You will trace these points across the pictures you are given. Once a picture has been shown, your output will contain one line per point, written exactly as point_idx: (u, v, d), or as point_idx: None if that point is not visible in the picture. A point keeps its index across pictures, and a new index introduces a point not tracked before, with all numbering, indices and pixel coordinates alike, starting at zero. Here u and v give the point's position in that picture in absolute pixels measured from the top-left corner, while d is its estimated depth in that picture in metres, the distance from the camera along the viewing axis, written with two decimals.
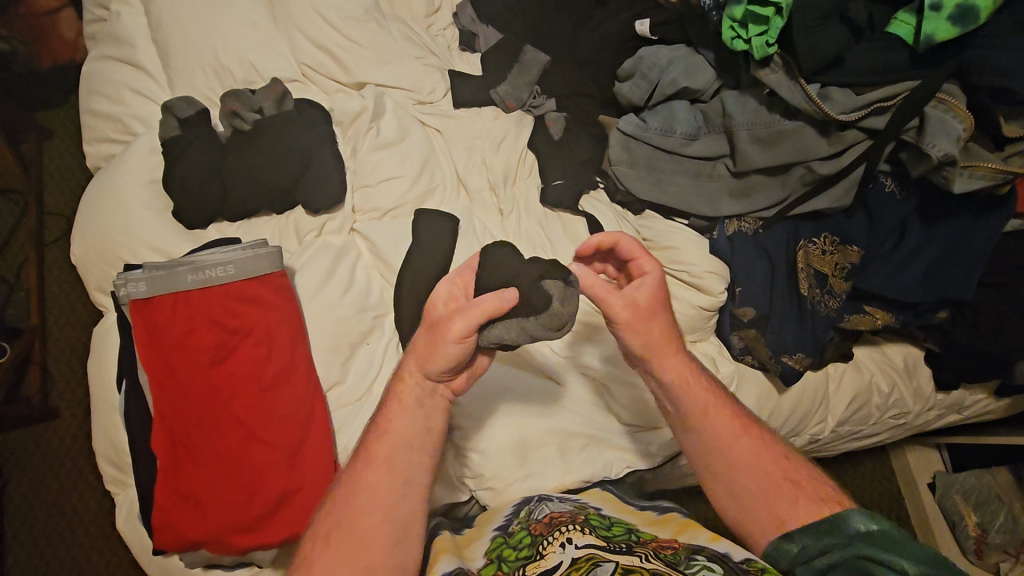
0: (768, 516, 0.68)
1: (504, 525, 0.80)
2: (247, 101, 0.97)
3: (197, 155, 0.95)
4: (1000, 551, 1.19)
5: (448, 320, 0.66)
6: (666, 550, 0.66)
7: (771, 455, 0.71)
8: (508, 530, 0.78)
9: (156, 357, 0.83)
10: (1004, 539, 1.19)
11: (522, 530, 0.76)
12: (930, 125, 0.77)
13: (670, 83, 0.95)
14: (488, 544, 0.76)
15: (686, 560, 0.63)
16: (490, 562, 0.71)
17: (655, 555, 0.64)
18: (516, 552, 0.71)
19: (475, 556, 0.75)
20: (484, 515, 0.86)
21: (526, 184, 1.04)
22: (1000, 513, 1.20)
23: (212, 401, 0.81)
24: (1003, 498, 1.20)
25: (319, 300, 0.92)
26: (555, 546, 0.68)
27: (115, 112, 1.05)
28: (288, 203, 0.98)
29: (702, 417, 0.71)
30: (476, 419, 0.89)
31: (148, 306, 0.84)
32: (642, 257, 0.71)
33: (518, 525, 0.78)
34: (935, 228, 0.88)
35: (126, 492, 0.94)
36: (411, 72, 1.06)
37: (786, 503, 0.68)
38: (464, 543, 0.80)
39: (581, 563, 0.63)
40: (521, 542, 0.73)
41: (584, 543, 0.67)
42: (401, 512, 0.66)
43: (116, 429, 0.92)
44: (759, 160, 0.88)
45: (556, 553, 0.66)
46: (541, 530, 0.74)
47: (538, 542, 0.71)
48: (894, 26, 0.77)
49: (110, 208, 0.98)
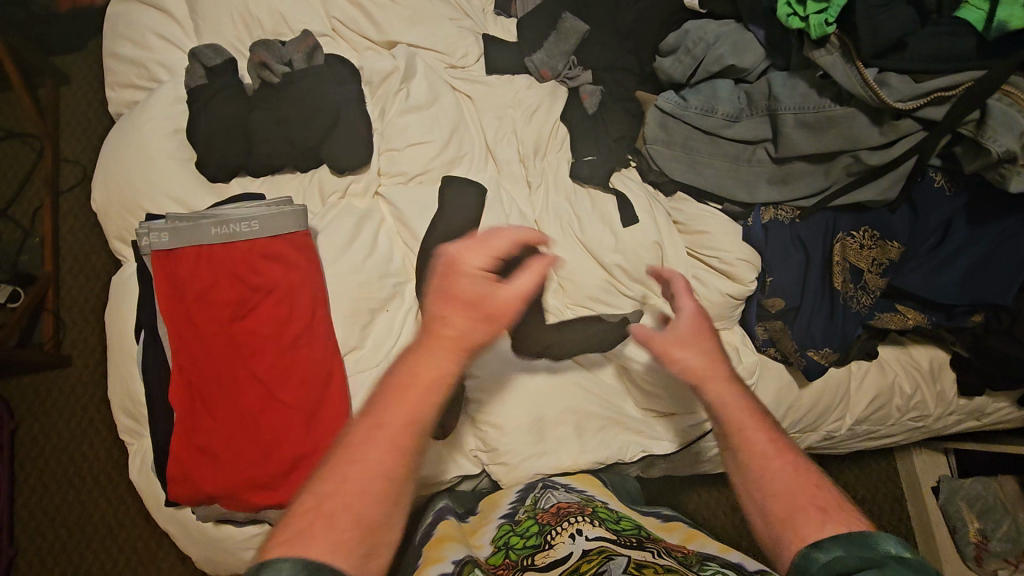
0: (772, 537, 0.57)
1: (510, 513, 0.80)
2: (278, 53, 0.94)
3: (222, 106, 0.93)
4: (1000, 559, 1.20)
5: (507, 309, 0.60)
6: (677, 551, 0.65)
7: (802, 480, 0.59)
8: (514, 518, 0.78)
9: (177, 308, 0.80)
10: (1005, 547, 1.20)
11: (529, 519, 0.75)
12: (993, 118, 0.71)
13: (716, 59, 0.91)
14: (494, 533, 0.76)
15: (700, 565, 0.62)
16: (498, 551, 0.71)
17: (667, 554, 0.63)
18: (524, 540, 0.71)
19: (480, 546, 0.74)
20: (490, 499, 0.87)
21: (556, 158, 1.03)
22: (1006, 521, 1.21)
23: (232, 358, 0.79)
24: (1009, 508, 1.22)
25: (342, 262, 0.91)
26: (565, 537, 0.67)
27: (139, 57, 1.02)
28: (314, 162, 0.96)
29: (737, 427, 0.63)
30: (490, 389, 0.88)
31: (169, 258, 0.81)
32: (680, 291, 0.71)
33: (524, 514, 0.78)
34: (982, 228, 0.84)
35: (140, 443, 0.93)
36: (444, 35, 1.04)
37: (807, 524, 0.56)
38: (470, 531, 0.80)
39: (591, 555, 0.61)
40: (528, 530, 0.73)
41: (595, 534, 0.66)
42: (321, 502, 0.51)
43: (130, 382, 0.90)
44: (805, 146, 0.84)
45: (567, 544, 0.65)
46: (549, 519, 0.73)
47: (546, 531, 0.70)
48: (965, 11, 0.71)
49: (132, 155, 0.96)
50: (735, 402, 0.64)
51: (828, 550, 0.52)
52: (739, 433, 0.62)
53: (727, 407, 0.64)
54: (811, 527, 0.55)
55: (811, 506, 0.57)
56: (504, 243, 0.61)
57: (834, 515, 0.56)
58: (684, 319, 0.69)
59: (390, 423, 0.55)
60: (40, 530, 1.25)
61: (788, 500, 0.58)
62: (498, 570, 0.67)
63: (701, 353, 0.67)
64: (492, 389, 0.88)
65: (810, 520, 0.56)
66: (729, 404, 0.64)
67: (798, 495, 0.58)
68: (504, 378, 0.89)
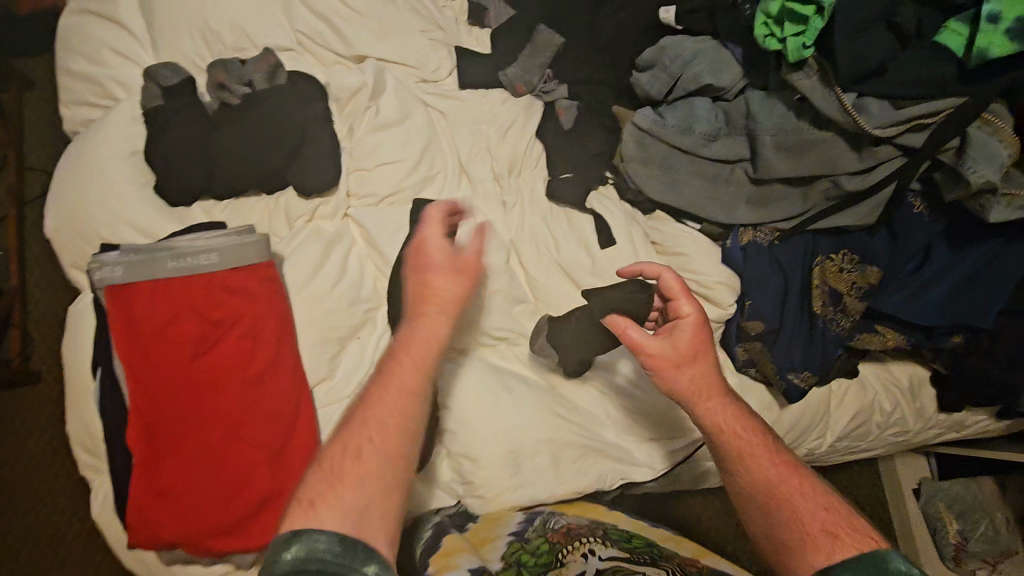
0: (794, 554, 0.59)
1: (519, 531, 0.80)
2: (234, 72, 0.91)
3: (182, 128, 0.89)
4: (978, 559, 1.22)
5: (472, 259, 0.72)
6: (690, 566, 0.70)
7: (804, 504, 0.62)
8: (523, 536, 0.78)
9: (132, 345, 0.76)
10: (982, 547, 1.22)
11: (539, 538, 0.76)
12: (973, 146, 0.69)
13: (692, 78, 0.89)
14: (505, 549, 0.75)
15: None
16: (509, 566, 0.71)
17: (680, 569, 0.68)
18: (535, 558, 0.72)
19: (490, 558, 0.73)
20: (487, 517, 0.85)
21: (533, 175, 1.00)
22: (984, 523, 1.23)
23: (194, 396, 0.76)
24: (987, 508, 1.24)
25: (311, 290, 0.89)
26: (578, 556, 0.71)
27: (94, 73, 0.97)
28: (278, 184, 0.92)
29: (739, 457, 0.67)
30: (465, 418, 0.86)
31: (124, 293, 0.77)
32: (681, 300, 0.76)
33: (535, 533, 0.78)
34: (961, 252, 0.83)
35: (101, 480, 0.89)
36: (415, 48, 1.01)
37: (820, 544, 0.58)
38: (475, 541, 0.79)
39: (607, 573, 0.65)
40: (540, 549, 0.74)
41: (608, 555, 0.70)
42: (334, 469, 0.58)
43: (91, 417, 0.87)
44: (783, 169, 0.82)
45: (580, 563, 0.69)
46: (559, 539, 0.76)
47: (557, 550, 0.73)
48: (945, 37, 0.68)
49: (88, 179, 0.92)
50: (743, 440, 0.68)
51: None
52: (740, 457, 0.67)
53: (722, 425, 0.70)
54: (810, 549, 0.58)
55: (816, 531, 0.59)
56: (442, 210, 0.76)
57: (839, 534, 0.58)
58: (680, 333, 0.74)
59: (407, 382, 0.64)
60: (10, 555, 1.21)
61: (800, 528, 0.60)
62: None
63: (692, 375, 0.73)
64: (465, 419, 0.86)
65: (807, 540, 0.59)
66: (722, 424, 0.70)
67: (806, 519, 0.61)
68: (479, 405, 0.87)
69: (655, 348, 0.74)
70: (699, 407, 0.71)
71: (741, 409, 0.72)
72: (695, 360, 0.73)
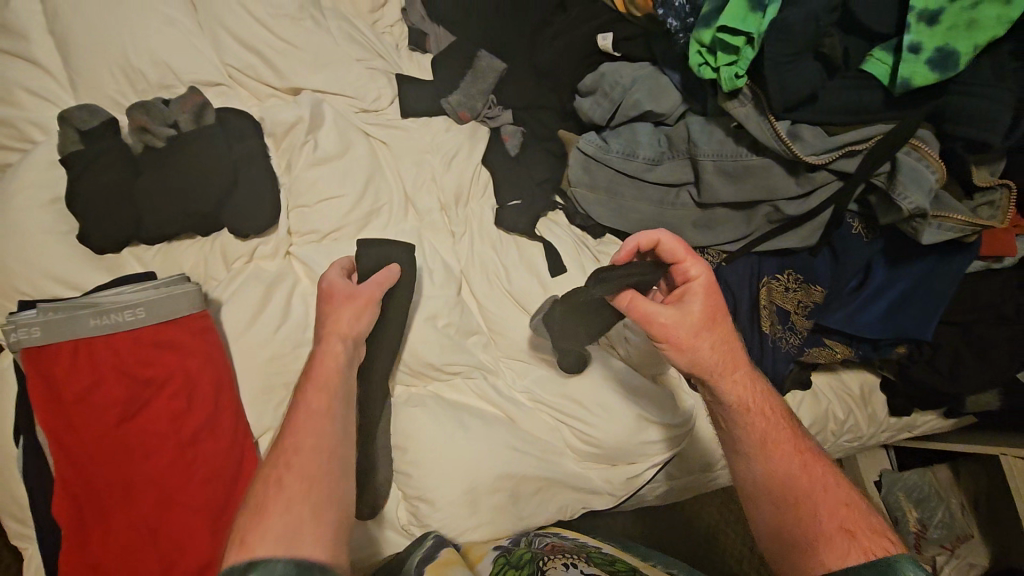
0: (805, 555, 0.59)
1: (507, 545, 0.84)
2: (158, 115, 0.86)
3: (103, 173, 0.84)
4: (937, 545, 1.24)
5: (366, 293, 0.78)
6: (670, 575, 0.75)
7: (824, 500, 0.61)
8: (510, 549, 0.83)
9: (54, 413, 0.71)
10: (941, 533, 1.24)
11: (525, 550, 0.82)
12: (901, 172, 0.70)
13: (632, 104, 0.88)
14: (491, 562, 0.79)
15: None
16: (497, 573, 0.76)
17: None
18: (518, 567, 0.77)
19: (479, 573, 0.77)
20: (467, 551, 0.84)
21: (481, 204, 0.99)
22: (940, 508, 1.25)
23: (125, 462, 0.72)
24: (942, 496, 1.27)
25: (249, 338, 0.84)
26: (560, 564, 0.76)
27: (6, 115, 0.91)
28: (214, 226, 0.88)
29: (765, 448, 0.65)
30: (419, 458, 0.84)
31: (43, 356, 0.72)
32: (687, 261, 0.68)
33: (521, 546, 0.83)
34: (899, 268, 0.85)
35: (30, 551, 0.84)
36: (353, 78, 0.98)
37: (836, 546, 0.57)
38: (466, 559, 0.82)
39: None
40: (523, 558, 0.80)
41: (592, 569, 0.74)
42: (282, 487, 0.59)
43: (16, 485, 0.81)
44: (726, 194, 0.82)
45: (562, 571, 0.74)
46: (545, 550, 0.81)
47: (539, 558, 0.78)
48: (871, 65, 0.68)
49: (2, 229, 0.86)
50: (763, 425, 0.66)
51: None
52: (764, 444, 0.65)
53: (733, 401, 0.66)
54: (822, 547, 0.58)
55: (832, 528, 0.59)
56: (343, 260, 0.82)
57: (855, 535, 0.57)
58: (697, 300, 0.67)
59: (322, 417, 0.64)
60: None
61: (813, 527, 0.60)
62: None
63: (710, 344, 0.66)
64: (419, 460, 0.84)
65: (822, 538, 0.59)
66: (741, 401, 0.66)
67: (821, 517, 0.60)
68: (433, 444, 0.84)
69: (676, 314, 0.66)
70: (725, 379, 0.67)
71: (757, 379, 0.69)
72: (716, 323, 0.67)
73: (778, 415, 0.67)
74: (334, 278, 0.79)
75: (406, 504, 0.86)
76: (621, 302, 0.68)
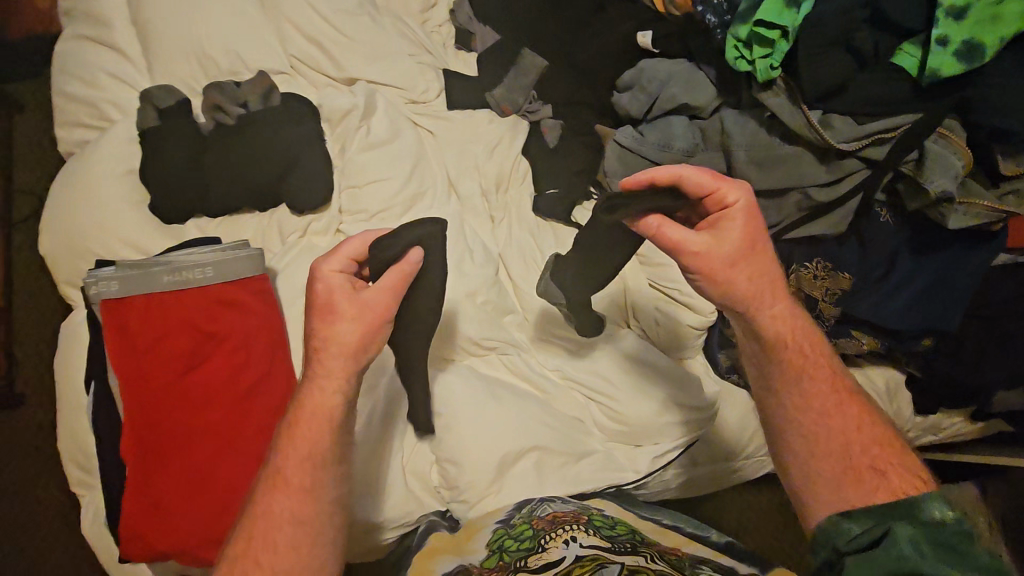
0: (833, 491, 0.64)
1: (506, 517, 0.82)
2: (230, 95, 0.94)
3: (174, 148, 0.91)
4: None
5: (368, 308, 0.67)
6: (670, 554, 0.72)
7: (859, 441, 0.65)
8: (509, 521, 0.81)
9: (127, 359, 0.79)
10: None
11: (524, 522, 0.79)
12: (930, 159, 0.74)
13: (669, 98, 0.93)
14: (489, 536, 0.79)
15: (690, 567, 0.69)
16: (492, 555, 0.75)
17: (660, 557, 0.70)
18: (518, 543, 0.75)
19: (473, 550, 0.78)
20: (467, 527, 0.83)
21: (519, 191, 1.04)
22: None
23: (185, 407, 0.78)
24: None
25: (299, 305, 0.89)
26: (558, 542, 0.73)
27: (89, 95, 1.00)
28: (273, 201, 0.95)
29: (799, 383, 0.68)
30: (452, 422, 0.88)
31: (120, 306, 0.79)
32: (720, 192, 0.66)
33: (520, 518, 0.81)
34: (926, 258, 0.86)
35: (93, 493, 0.91)
36: (403, 70, 1.04)
37: (856, 487, 0.63)
38: (465, 534, 0.82)
39: (585, 561, 0.69)
40: (523, 534, 0.77)
41: (589, 543, 0.72)
42: (288, 487, 0.63)
43: (84, 432, 0.89)
44: (756, 182, 0.85)
45: (559, 549, 0.72)
46: (544, 524, 0.77)
47: (540, 535, 0.76)
48: (899, 57, 0.73)
49: (83, 197, 0.94)
50: (801, 360, 0.68)
51: (858, 523, 0.59)
52: (801, 378, 0.68)
53: (775, 335, 0.68)
54: (848, 483, 0.63)
55: (863, 466, 0.64)
56: (351, 248, 0.71)
57: (887, 475, 0.62)
58: (733, 236, 0.66)
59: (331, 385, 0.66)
60: None
61: (841, 467, 0.64)
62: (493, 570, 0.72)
63: (747, 271, 0.67)
64: (453, 425, 0.88)
65: (852, 476, 0.63)
66: (783, 334, 0.68)
67: (854, 459, 0.64)
68: (467, 411, 0.89)
69: (701, 250, 0.65)
70: (761, 312, 0.68)
71: (800, 316, 0.70)
72: (750, 257, 0.67)
73: (819, 356, 0.69)
74: (330, 285, 0.67)
75: (437, 467, 0.90)
76: (643, 228, 0.66)
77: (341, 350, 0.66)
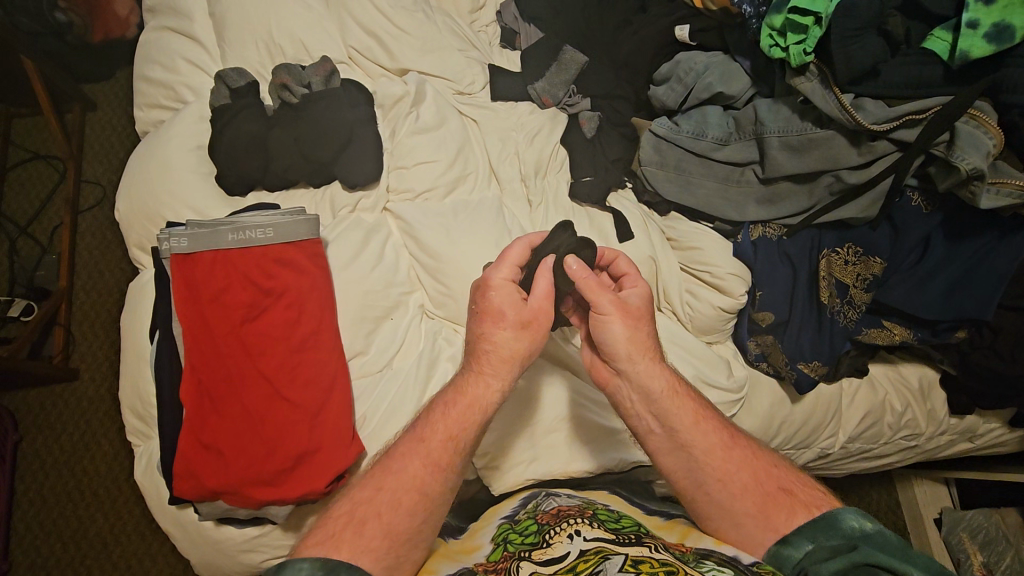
0: (760, 522, 0.66)
1: (511, 514, 0.78)
2: (296, 75, 1.02)
3: (243, 124, 0.99)
4: None
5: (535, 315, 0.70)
6: (673, 547, 0.62)
7: (763, 468, 0.69)
8: (514, 518, 0.76)
9: (192, 310, 0.86)
10: None
11: (528, 519, 0.73)
12: (960, 138, 0.79)
13: (704, 87, 0.99)
14: (493, 531, 0.74)
15: (695, 561, 0.59)
16: (497, 548, 0.68)
17: (663, 548, 0.60)
18: (522, 537, 0.68)
19: (479, 546, 0.72)
20: (474, 527, 0.79)
21: (556, 178, 1.08)
22: (1008, 554, 1.16)
23: (239, 356, 0.83)
24: (1011, 540, 1.17)
25: (353, 272, 0.95)
26: (563, 537, 0.64)
27: (167, 79, 1.10)
28: (326, 177, 1.01)
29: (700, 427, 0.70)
30: (528, 412, 0.91)
31: (188, 261, 0.86)
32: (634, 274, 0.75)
33: (525, 515, 0.76)
34: (958, 246, 0.89)
35: (147, 443, 0.97)
36: (452, 62, 1.11)
37: (781, 515, 0.65)
38: (469, 537, 0.76)
39: (589, 555, 0.58)
40: (527, 529, 0.70)
41: (593, 536, 0.62)
42: (428, 444, 0.67)
43: (144, 384, 0.95)
44: (789, 166, 0.91)
45: (563, 544, 0.62)
46: (548, 519, 0.70)
47: (545, 530, 0.67)
48: (930, 43, 0.79)
49: (156, 168, 1.02)
50: (693, 407, 0.71)
51: (797, 545, 0.62)
52: (696, 425, 0.70)
53: (658, 389, 0.70)
54: (777, 511, 0.66)
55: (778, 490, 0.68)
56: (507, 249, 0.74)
57: (796, 494, 0.67)
58: (634, 299, 0.72)
59: (438, 443, 0.68)
60: (34, 545, 1.25)
61: (762, 499, 0.67)
62: (496, 563, 0.64)
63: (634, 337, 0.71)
64: (505, 413, 0.90)
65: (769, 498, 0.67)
66: (664, 400, 0.70)
67: (767, 485, 0.68)
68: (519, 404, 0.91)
69: (616, 296, 0.71)
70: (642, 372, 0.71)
71: (672, 369, 0.73)
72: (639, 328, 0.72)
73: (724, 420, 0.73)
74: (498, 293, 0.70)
75: None
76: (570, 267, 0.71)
77: (500, 355, 0.69)
